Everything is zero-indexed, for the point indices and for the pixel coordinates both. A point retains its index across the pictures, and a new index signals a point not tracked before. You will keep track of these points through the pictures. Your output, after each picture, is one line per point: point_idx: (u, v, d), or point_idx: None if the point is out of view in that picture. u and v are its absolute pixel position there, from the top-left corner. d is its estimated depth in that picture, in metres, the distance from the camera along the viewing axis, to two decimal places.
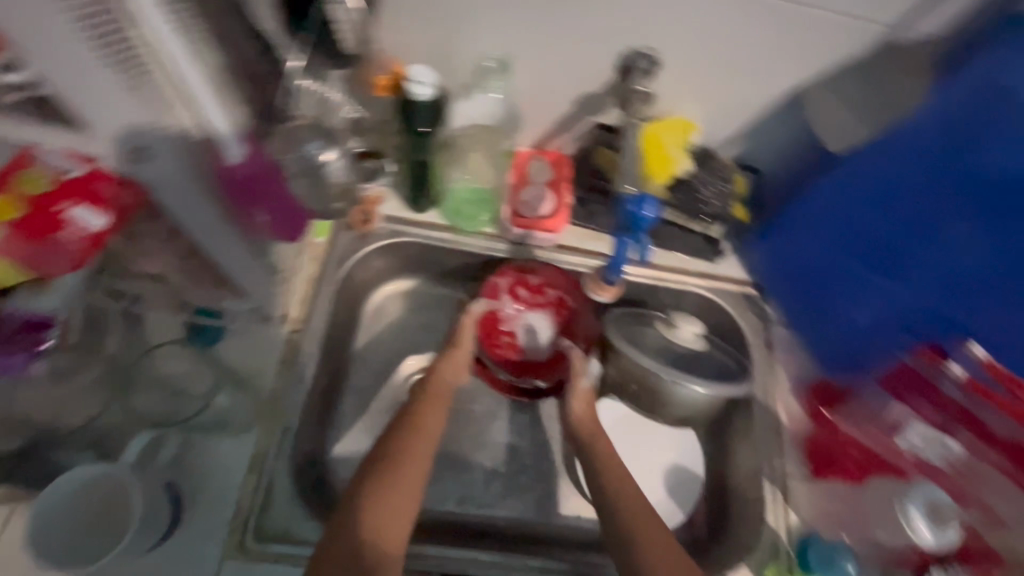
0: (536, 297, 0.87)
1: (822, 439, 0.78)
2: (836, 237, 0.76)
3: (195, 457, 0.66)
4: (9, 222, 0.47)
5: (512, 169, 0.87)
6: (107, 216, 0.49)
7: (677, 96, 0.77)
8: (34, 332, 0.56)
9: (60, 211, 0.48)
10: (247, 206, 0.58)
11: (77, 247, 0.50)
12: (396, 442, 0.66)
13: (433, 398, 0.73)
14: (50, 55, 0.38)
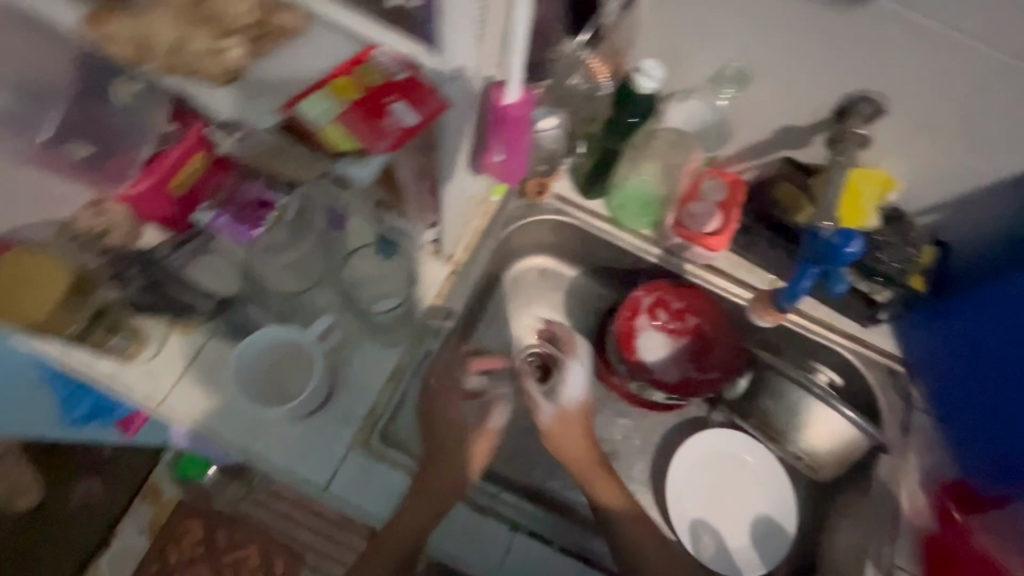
0: (677, 320, 0.90)
1: (945, 544, 0.74)
2: (1012, 336, 0.72)
3: (351, 353, 0.74)
4: (347, 102, 0.47)
5: (686, 184, 0.86)
6: (423, 118, 0.46)
7: (888, 150, 0.76)
8: (258, 209, 0.68)
9: (386, 103, 0.46)
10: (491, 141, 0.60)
11: (393, 139, 0.47)
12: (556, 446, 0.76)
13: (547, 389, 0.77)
14: (453, 42, 0.43)
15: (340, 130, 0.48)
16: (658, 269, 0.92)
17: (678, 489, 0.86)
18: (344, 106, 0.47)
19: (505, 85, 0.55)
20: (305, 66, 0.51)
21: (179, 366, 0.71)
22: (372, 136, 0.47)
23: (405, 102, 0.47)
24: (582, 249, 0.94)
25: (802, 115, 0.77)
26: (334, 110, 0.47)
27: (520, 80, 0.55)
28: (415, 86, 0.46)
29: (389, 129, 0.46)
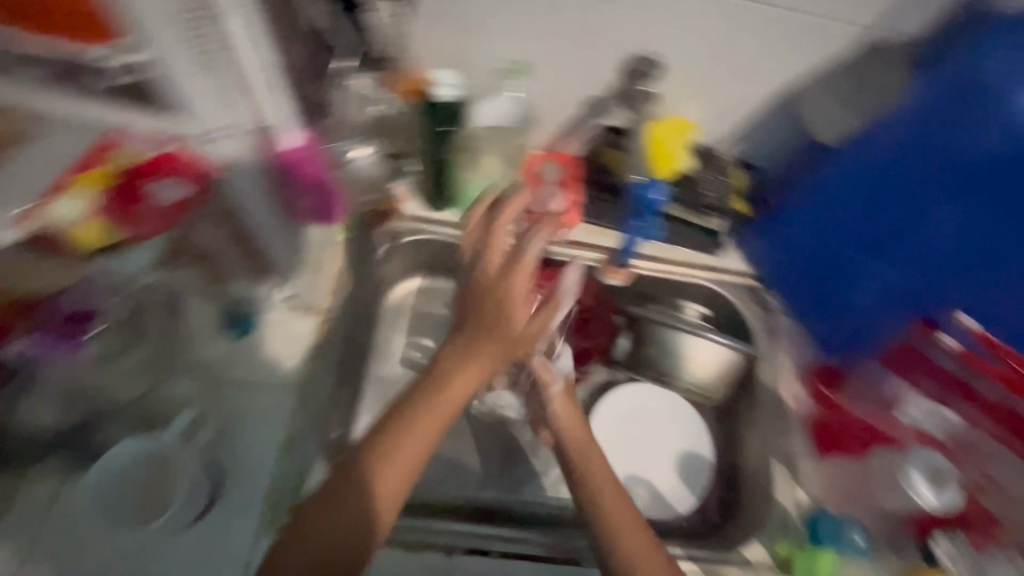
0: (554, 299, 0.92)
1: (826, 420, 0.81)
2: (825, 228, 0.80)
3: (230, 439, 0.70)
4: (105, 191, 0.60)
5: (525, 171, 0.92)
6: (190, 187, 0.63)
7: (677, 99, 0.84)
8: (79, 322, 0.65)
9: (142, 187, 0.62)
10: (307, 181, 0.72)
11: (162, 215, 0.64)
12: (376, 449, 0.65)
13: (461, 356, 0.73)
14: (198, 102, 0.52)
15: (97, 227, 0.60)
16: None
17: (603, 453, 0.89)
18: (97, 196, 0.59)
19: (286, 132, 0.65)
20: (42, 167, 0.54)
21: (20, 521, 0.62)
22: (135, 219, 0.63)
23: (159, 182, 0.62)
24: (447, 260, 0.94)
25: (598, 86, 0.83)
26: (83, 204, 0.58)
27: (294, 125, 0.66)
28: (163, 161, 0.60)
29: (154, 205, 0.63)
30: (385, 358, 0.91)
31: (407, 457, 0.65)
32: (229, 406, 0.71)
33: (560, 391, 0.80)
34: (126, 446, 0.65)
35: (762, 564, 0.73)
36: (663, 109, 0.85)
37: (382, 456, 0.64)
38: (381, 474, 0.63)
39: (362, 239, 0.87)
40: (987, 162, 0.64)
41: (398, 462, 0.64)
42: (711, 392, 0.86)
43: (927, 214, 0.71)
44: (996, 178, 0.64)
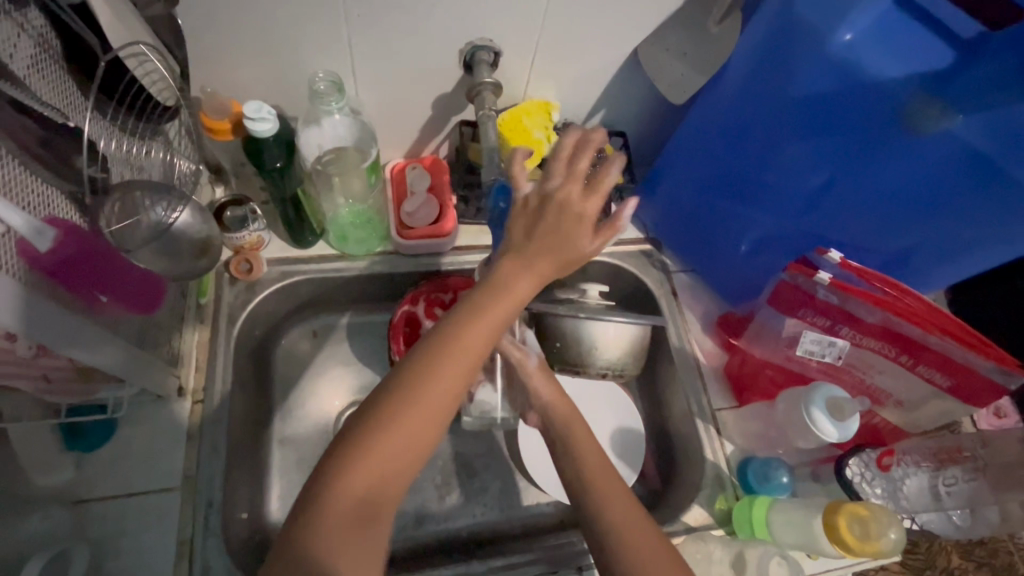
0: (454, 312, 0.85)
1: (736, 368, 0.82)
2: (700, 181, 0.80)
3: (113, 563, 0.62)
4: None
5: (393, 185, 0.86)
6: None
7: (528, 80, 0.78)
8: None
9: None
10: (88, 291, 0.50)
11: None
12: (375, 419, 0.48)
13: (490, 298, 0.52)
14: None
15: None
16: (414, 276, 0.87)
17: (537, 452, 0.85)
18: None
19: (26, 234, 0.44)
20: None
21: None
22: None
23: None
24: (334, 294, 0.87)
25: (443, 84, 0.76)
26: None
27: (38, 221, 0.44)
28: None
29: None
30: (290, 413, 0.83)
31: (414, 429, 0.49)
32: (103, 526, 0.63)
33: (536, 365, 0.71)
34: None
35: (704, 526, 0.74)
36: (518, 93, 0.80)
37: (377, 419, 0.48)
38: (381, 448, 0.48)
39: (225, 296, 0.78)
40: (818, 100, 0.62)
41: (373, 443, 0.48)
42: (626, 369, 0.83)
43: (775, 152, 0.69)
44: (829, 115, 0.62)
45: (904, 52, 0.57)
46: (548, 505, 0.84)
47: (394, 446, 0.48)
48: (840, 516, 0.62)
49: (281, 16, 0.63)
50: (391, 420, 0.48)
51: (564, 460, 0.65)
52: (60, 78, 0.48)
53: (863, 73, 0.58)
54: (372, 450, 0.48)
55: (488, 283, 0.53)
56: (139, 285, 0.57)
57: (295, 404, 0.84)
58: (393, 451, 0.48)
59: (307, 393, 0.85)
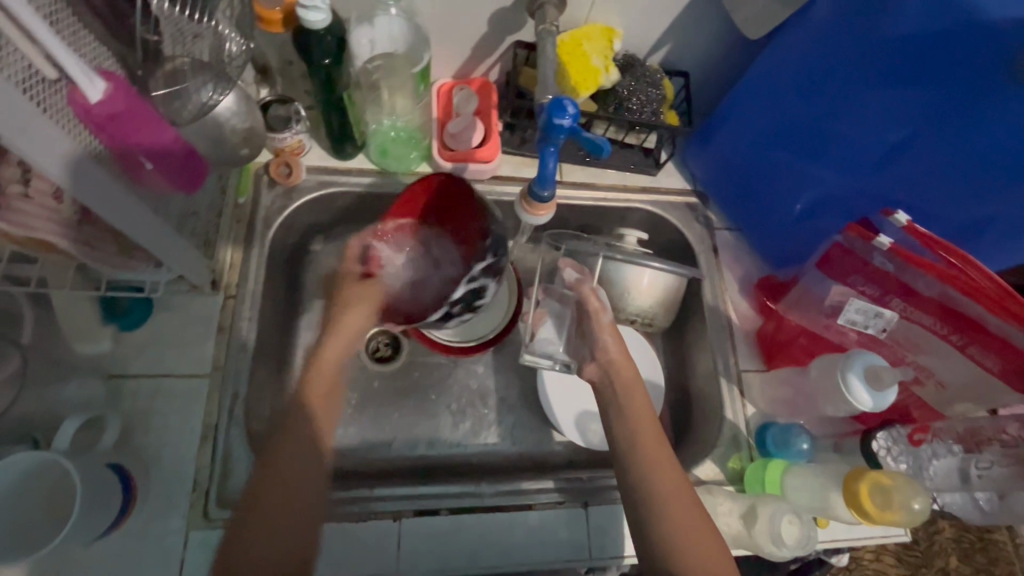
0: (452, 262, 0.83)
1: (769, 332, 0.80)
2: (762, 130, 0.75)
3: (142, 435, 0.64)
4: None
5: (440, 105, 0.83)
6: None
7: (593, 2, 0.73)
8: None
9: None
10: (133, 154, 0.48)
11: None
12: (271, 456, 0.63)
13: (358, 299, 0.80)
14: None
15: None
16: (449, 203, 0.86)
17: (553, 391, 0.84)
18: None
19: (79, 83, 0.43)
20: None
21: None
22: None
23: None
24: (368, 213, 0.86)
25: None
26: None
27: (92, 71, 0.43)
28: None
29: None
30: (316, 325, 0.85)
31: (274, 469, 0.61)
32: (134, 399, 0.65)
33: (610, 323, 0.73)
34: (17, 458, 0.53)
35: (716, 481, 0.73)
36: (580, 16, 0.75)
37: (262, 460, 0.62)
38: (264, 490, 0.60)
39: (262, 200, 0.78)
40: (909, 45, 0.56)
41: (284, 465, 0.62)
42: (655, 317, 0.82)
43: (852, 102, 0.63)
44: (921, 64, 0.57)
45: None
46: (558, 444, 0.84)
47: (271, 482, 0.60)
48: (862, 484, 0.60)
49: None
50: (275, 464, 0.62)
51: None
52: None
53: (968, 11, 0.52)
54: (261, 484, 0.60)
55: (349, 298, 0.80)
56: (193, 161, 0.55)
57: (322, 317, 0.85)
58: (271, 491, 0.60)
59: None
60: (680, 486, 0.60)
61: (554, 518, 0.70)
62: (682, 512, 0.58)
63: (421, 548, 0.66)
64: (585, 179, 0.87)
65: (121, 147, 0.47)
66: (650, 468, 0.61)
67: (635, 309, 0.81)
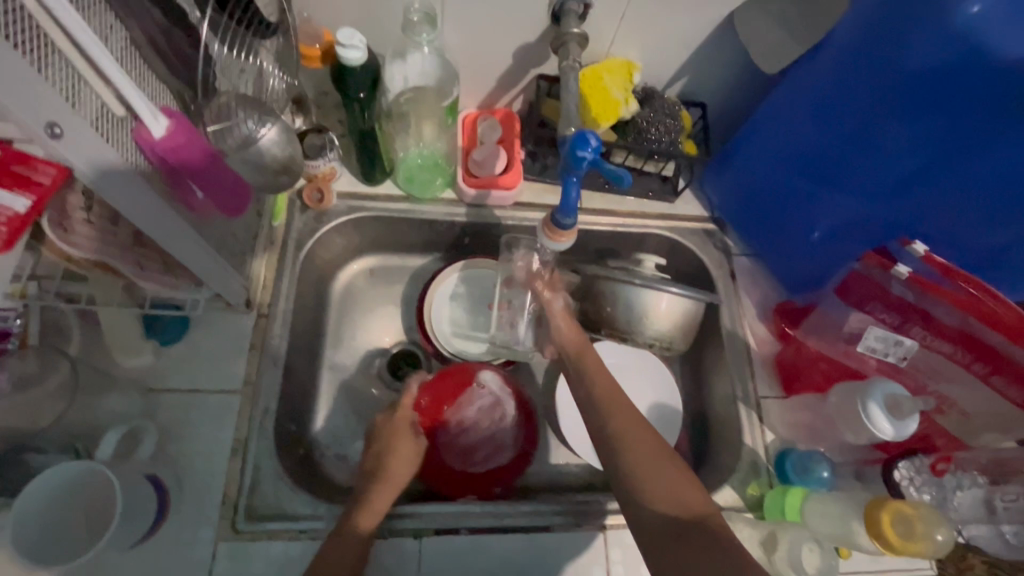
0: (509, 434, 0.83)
1: (788, 358, 0.80)
2: (778, 160, 0.77)
3: (177, 447, 0.67)
4: None
5: (464, 134, 0.87)
6: (42, 193, 0.43)
7: (614, 39, 0.77)
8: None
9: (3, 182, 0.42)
10: (186, 183, 0.51)
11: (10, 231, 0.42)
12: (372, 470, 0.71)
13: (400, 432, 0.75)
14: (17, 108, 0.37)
15: None
16: (472, 227, 0.88)
17: (570, 413, 0.85)
18: None
19: (144, 120, 0.46)
20: None
21: None
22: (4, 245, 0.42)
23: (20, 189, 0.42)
24: (393, 236, 0.89)
25: (529, 32, 0.75)
26: None
27: (155, 109, 0.46)
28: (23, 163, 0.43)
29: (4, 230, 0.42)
30: (341, 344, 0.88)
31: (387, 491, 0.68)
32: (171, 412, 0.68)
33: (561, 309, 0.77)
34: (64, 470, 0.55)
35: (735, 508, 0.73)
36: (601, 51, 0.78)
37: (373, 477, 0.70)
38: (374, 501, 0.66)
39: (294, 223, 0.82)
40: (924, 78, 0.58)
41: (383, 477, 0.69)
42: (674, 343, 0.82)
43: (869, 135, 0.65)
44: (936, 100, 0.58)
45: None
46: (576, 466, 0.85)
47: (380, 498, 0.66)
48: (884, 513, 0.59)
49: None
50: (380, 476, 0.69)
51: (605, 412, 0.66)
52: None
53: (983, 51, 0.54)
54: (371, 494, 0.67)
55: (383, 432, 0.75)
56: (235, 184, 0.57)
57: (347, 337, 0.88)
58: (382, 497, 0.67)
59: (358, 328, 0.90)
60: (647, 434, 0.63)
61: (572, 541, 0.70)
62: (654, 464, 0.60)
63: (441, 568, 0.67)
64: (604, 206, 0.89)
65: (179, 180, 0.51)
66: (626, 434, 0.63)
67: (655, 334, 0.81)
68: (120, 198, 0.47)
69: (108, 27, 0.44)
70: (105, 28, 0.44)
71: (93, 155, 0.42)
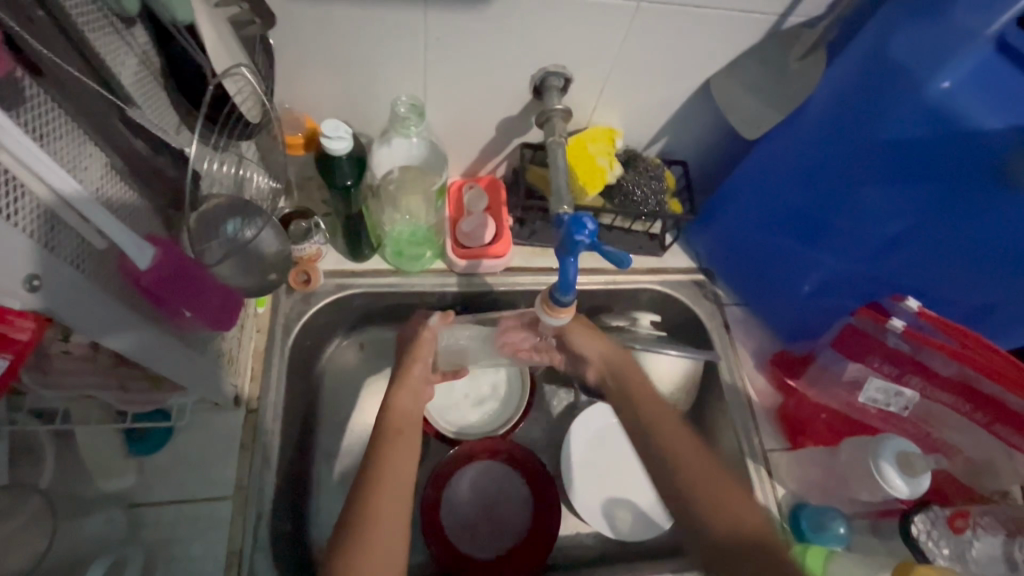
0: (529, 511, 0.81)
1: (791, 410, 0.79)
2: (763, 217, 0.78)
3: (165, 567, 0.62)
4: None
5: (450, 204, 0.86)
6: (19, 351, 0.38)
7: (594, 107, 0.78)
8: None
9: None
10: (173, 309, 0.49)
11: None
12: (371, 475, 0.59)
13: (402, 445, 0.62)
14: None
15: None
16: (463, 297, 0.86)
17: (578, 477, 0.83)
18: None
19: (127, 252, 0.44)
20: None
21: None
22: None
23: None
24: (382, 310, 0.87)
25: (511, 105, 0.75)
26: None
27: (139, 239, 0.44)
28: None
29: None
30: (335, 427, 0.84)
31: (395, 501, 0.58)
32: (158, 528, 0.63)
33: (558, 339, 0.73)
34: None
35: None
36: (583, 119, 0.79)
37: (370, 476, 0.59)
38: (382, 517, 0.56)
39: (281, 307, 0.79)
40: (904, 145, 0.60)
41: (393, 475, 0.58)
42: (677, 402, 0.82)
43: (853, 196, 0.67)
44: (916, 164, 0.61)
45: (1003, 101, 0.55)
46: (587, 535, 0.82)
47: (388, 504, 0.57)
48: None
49: (358, 33, 0.63)
50: (380, 483, 0.58)
51: None
52: (155, 91, 0.49)
53: (958, 122, 0.56)
54: (378, 502, 0.57)
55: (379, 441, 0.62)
56: (214, 298, 0.52)
57: (341, 418, 0.84)
58: (389, 510, 0.57)
59: (350, 408, 0.86)
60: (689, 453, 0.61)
61: None
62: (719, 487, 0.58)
63: None
64: (595, 264, 0.89)
65: (168, 306, 0.48)
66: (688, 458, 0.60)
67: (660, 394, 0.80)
68: (99, 329, 0.44)
69: (87, 156, 0.43)
70: (85, 158, 0.43)
71: (76, 290, 0.40)
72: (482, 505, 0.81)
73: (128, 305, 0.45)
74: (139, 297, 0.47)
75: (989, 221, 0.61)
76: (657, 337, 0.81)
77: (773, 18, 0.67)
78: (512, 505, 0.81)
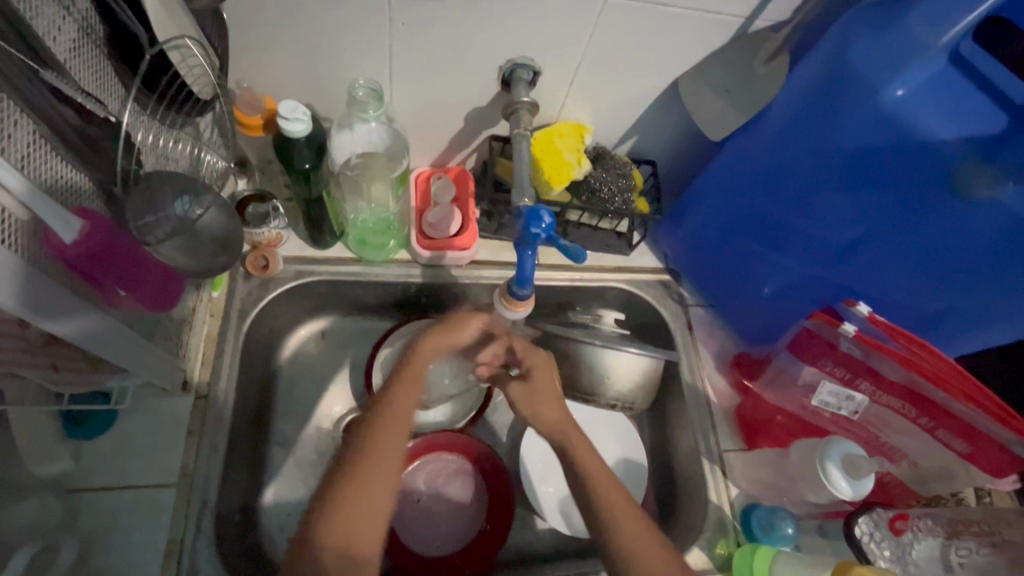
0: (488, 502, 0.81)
1: (747, 412, 0.80)
2: (727, 218, 0.78)
3: (101, 555, 0.60)
4: None
5: (418, 193, 0.84)
6: None
7: (564, 102, 0.78)
8: None
9: None
10: (108, 284, 0.49)
11: None
12: (348, 461, 0.55)
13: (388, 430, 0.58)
14: None
15: None
16: (427, 288, 0.85)
17: (535, 473, 0.83)
18: None
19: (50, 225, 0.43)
20: None
21: None
22: None
23: None
24: (343, 299, 0.85)
25: (482, 97, 0.75)
26: None
27: (64, 211, 0.43)
28: None
29: None
30: (291, 416, 0.82)
31: (379, 490, 0.54)
32: (95, 514, 0.61)
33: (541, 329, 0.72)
34: None
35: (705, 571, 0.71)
36: (552, 113, 0.79)
37: (361, 456, 0.56)
38: (358, 508, 0.52)
39: (237, 291, 0.77)
40: (859, 153, 0.61)
41: (370, 472, 0.55)
42: (636, 400, 0.81)
43: (811, 199, 0.67)
44: (873, 172, 0.61)
45: (955, 112, 0.56)
46: (542, 531, 0.82)
47: (373, 492, 0.54)
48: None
49: (322, 15, 0.61)
50: (359, 470, 0.54)
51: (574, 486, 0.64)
52: (94, 58, 0.47)
53: (913, 132, 0.56)
54: (350, 490, 0.53)
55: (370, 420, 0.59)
56: (152, 282, 0.54)
57: (296, 407, 0.83)
58: (376, 497, 0.54)
59: (307, 398, 0.84)
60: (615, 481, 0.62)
61: None
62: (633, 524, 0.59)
63: None
64: (561, 261, 0.88)
65: (101, 282, 0.49)
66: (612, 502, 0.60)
67: (619, 388, 0.80)
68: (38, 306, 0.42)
69: (11, 123, 0.41)
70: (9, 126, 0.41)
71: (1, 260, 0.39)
72: (440, 498, 0.80)
73: (52, 277, 0.44)
74: (65, 269, 0.46)
75: (940, 232, 0.62)
76: (620, 335, 0.80)
77: (739, 20, 0.67)
78: (471, 496, 0.81)
